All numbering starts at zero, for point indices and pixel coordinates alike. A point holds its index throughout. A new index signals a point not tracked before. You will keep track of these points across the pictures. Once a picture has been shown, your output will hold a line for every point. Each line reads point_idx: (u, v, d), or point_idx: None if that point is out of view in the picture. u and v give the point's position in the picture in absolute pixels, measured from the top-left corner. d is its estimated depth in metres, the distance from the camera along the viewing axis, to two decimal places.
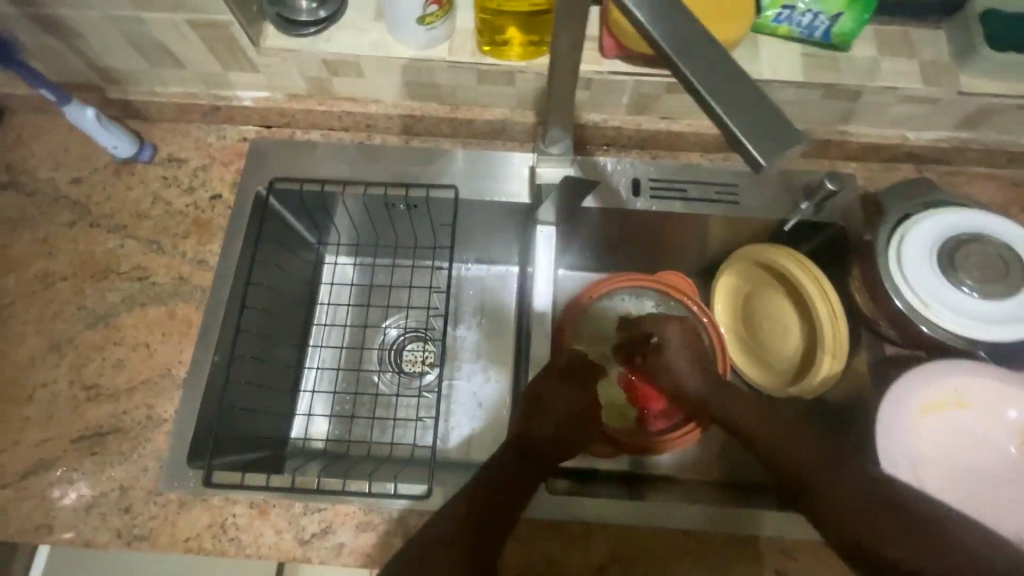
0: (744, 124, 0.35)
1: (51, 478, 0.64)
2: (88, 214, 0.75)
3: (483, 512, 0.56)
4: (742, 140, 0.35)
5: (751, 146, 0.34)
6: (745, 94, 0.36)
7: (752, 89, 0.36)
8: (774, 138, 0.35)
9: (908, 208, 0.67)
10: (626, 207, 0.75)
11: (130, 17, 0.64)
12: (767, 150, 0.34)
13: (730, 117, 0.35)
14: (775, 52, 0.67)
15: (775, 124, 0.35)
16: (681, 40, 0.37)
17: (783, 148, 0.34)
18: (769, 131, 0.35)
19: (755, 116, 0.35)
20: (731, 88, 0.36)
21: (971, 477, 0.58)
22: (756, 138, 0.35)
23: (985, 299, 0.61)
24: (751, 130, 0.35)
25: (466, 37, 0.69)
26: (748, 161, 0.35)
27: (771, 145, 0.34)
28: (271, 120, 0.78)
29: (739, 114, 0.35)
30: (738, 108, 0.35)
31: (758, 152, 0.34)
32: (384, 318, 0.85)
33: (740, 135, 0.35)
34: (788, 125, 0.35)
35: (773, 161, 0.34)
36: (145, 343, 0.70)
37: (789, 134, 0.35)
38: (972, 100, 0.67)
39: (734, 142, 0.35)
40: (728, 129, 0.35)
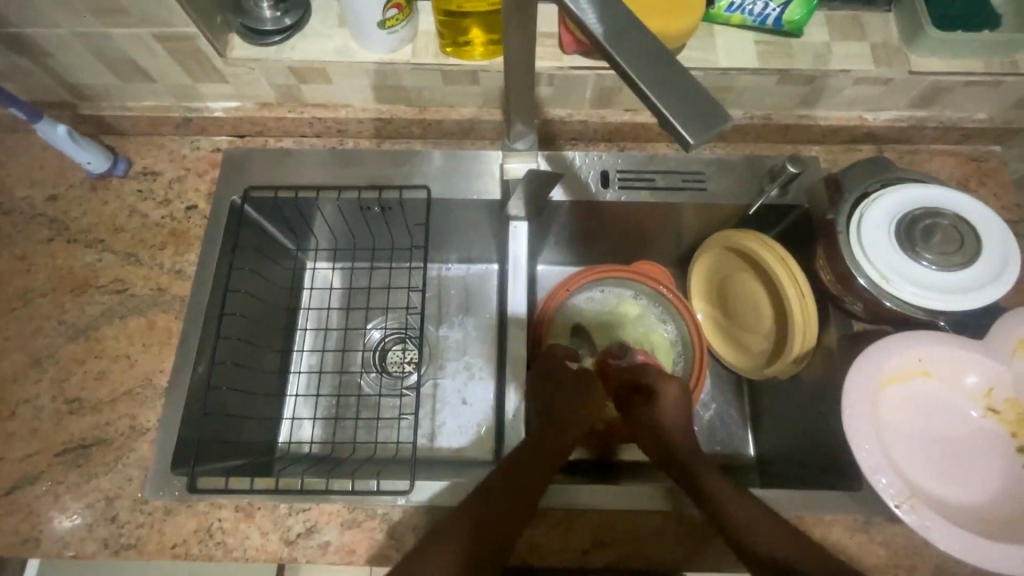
0: (674, 107, 0.36)
1: (37, 491, 0.65)
2: (65, 230, 0.76)
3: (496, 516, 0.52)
4: (672, 122, 0.36)
5: (682, 128, 0.36)
6: (675, 79, 0.37)
7: (682, 74, 0.38)
8: (702, 120, 0.36)
9: (867, 187, 0.68)
10: (596, 199, 0.76)
11: (97, 33, 0.65)
12: (695, 130, 0.36)
13: (661, 101, 0.37)
14: (730, 41, 0.69)
15: (704, 105, 0.36)
16: (616, 32, 0.39)
17: (711, 128, 0.36)
18: (699, 112, 0.36)
19: (686, 100, 0.37)
20: (663, 74, 0.38)
21: (938, 444, 0.59)
22: (686, 119, 0.36)
23: (944, 271, 0.62)
24: (681, 113, 0.36)
25: (429, 39, 0.71)
26: (679, 141, 0.37)
27: (700, 126, 0.36)
28: (244, 130, 0.79)
29: (670, 99, 0.37)
30: (668, 93, 0.37)
31: (687, 132, 0.36)
32: (366, 320, 0.86)
33: (671, 117, 0.36)
34: (717, 107, 0.36)
35: (703, 140, 0.36)
36: (126, 354, 0.71)
37: (718, 115, 0.36)
38: (923, 79, 0.69)
39: (666, 125, 0.37)
40: (660, 112, 0.37)
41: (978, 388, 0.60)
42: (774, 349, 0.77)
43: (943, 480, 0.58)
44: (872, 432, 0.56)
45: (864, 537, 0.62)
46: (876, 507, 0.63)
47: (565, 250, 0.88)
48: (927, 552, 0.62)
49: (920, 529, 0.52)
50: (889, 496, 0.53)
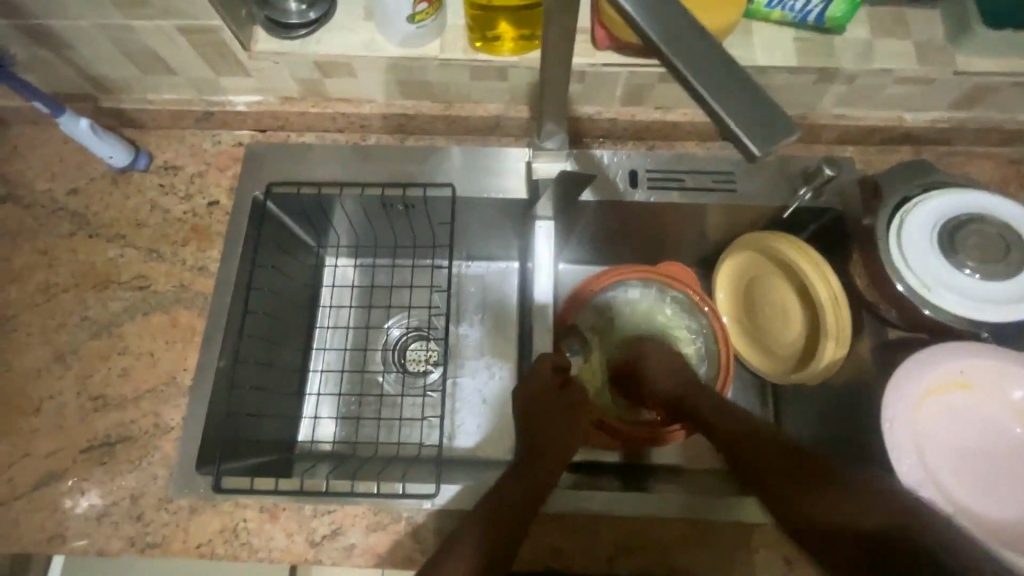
0: (738, 116, 0.35)
1: (62, 488, 0.65)
2: (87, 224, 0.75)
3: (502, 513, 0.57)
4: (736, 132, 0.35)
5: (747, 138, 0.35)
6: (737, 85, 0.36)
7: (743, 80, 0.36)
8: (767, 130, 0.35)
9: (907, 191, 0.66)
10: (624, 199, 0.75)
11: (119, 25, 0.64)
12: (761, 141, 0.35)
13: (723, 110, 0.36)
14: (769, 38, 0.67)
15: (769, 114, 0.35)
16: (671, 33, 0.37)
17: (776, 138, 0.35)
18: (764, 123, 0.35)
19: (749, 108, 0.35)
20: (724, 79, 0.36)
21: (981, 459, 0.58)
22: (751, 130, 0.35)
23: (984, 281, 0.61)
24: (746, 123, 0.35)
25: (457, 33, 0.69)
26: (743, 152, 0.36)
27: (766, 136, 0.35)
28: (266, 124, 0.78)
29: (733, 107, 0.36)
30: (730, 100, 0.36)
31: (752, 143, 0.35)
32: (386, 318, 0.85)
33: (735, 127, 0.35)
34: (781, 115, 0.35)
35: (769, 150, 0.35)
36: (149, 351, 0.70)
37: (783, 125, 0.35)
38: (969, 79, 0.67)
39: (729, 135, 0.36)
40: (722, 121, 0.36)
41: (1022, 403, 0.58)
42: (803, 355, 0.76)
43: (985, 496, 0.56)
44: (908, 447, 0.55)
45: None
46: None
47: (587, 251, 0.86)
48: None
49: None
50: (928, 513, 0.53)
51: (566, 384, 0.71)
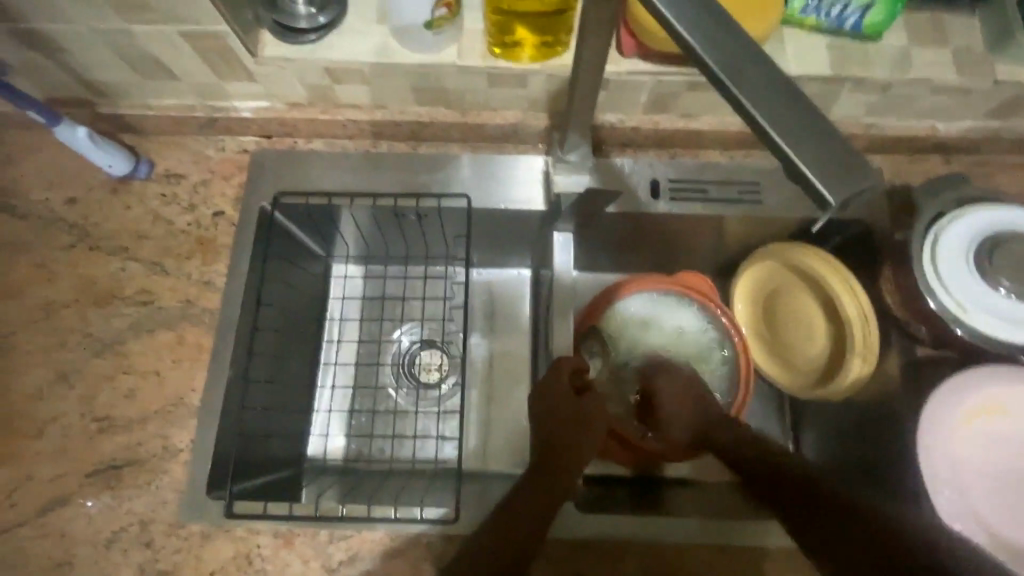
0: (810, 157, 0.33)
1: (68, 514, 0.63)
2: (87, 237, 0.72)
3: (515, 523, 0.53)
4: (808, 176, 0.33)
5: (820, 183, 0.33)
6: (811, 126, 0.34)
7: (816, 117, 0.34)
8: (842, 174, 0.33)
9: (942, 205, 0.64)
10: (647, 210, 0.72)
11: (118, 29, 0.60)
12: (838, 187, 0.33)
13: (793, 150, 0.33)
14: (803, 45, 0.64)
15: (846, 159, 0.33)
16: (733, 63, 0.35)
17: (853, 184, 0.33)
18: (838, 166, 0.33)
19: (820, 147, 0.33)
20: (794, 117, 0.34)
21: (1020, 485, 0.56)
22: (824, 173, 0.33)
23: (1023, 302, 0.59)
24: (820, 165, 0.33)
25: (476, 38, 0.66)
26: (814, 197, 0.33)
27: (841, 182, 0.33)
28: (272, 130, 0.75)
29: (803, 145, 0.33)
30: (802, 143, 0.33)
31: (824, 187, 0.33)
32: (396, 329, 0.82)
33: (807, 171, 0.33)
34: (858, 161, 0.33)
35: (844, 197, 0.33)
36: (155, 370, 0.68)
37: (860, 168, 0.33)
38: (1008, 89, 0.64)
39: (798, 176, 0.34)
40: (792, 164, 0.33)
41: None
42: (825, 370, 0.75)
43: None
44: (943, 477, 0.54)
45: None
46: None
47: (605, 260, 0.83)
48: None
49: None
50: (964, 544, 0.52)
51: (582, 392, 0.66)
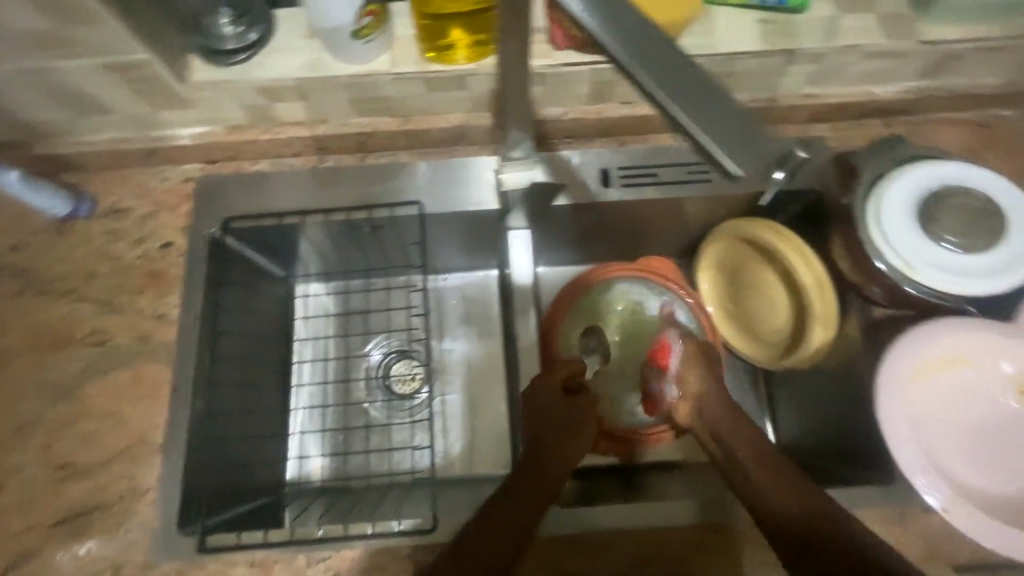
0: (715, 135, 0.34)
1: (37, 568, 0.61)
2: (33, 282, 0.70)
3: (502, 521, 0.53)
4: (716, 153, 0.34)
5: (726, 157, 0.34)
6: (713, 101, 0.34)
7: (721, 96, 0.35)
8: (747, 146, 0.34)
9: (883, 167, 0.65)
10: (599, 200, 0.72)
11: (39, 67, 0.59)
12: (744, 161, 0.34)
13: (699, 130, 0.34)
14: (731, 23, 0.65)
15: (749, 131, 0.34)
16: (638, 51, 0.35)
17: (758, 154, 0.34)
18: (742, 138, 0.34)
19: (725, 125, 0.34)
20: (701, 98, 0.34)
21: (979, 435, 0.57)
22: (729, 147, 0.34)
23: (968, 253, 0.60)
24: (724, 140, 0.34)
25: (407, 44, 0.66)
26: (723, 171, 0.35)
27: (747, 154, 0.34)
28: (215, 155, 0.74)
29: (709, 125, 0.34)
30: (709, 120, 0.34)
31: (731, 161, 0.34)
32: (365, 343, 0.81)
33: (715, 147, 0.34)
34: (762, 132, 0.35)
35: (749, 168, 0.34)
36: (115, 410, 0.66)
37: (763, 138, 0.35)
38: (934, 49, 0.66)
39: (706, 154, 0.35)
40: (700, 142, 0.34)
41: (1015, 376, 0.58)
42: (791, 340, 0.76)
43: (986, 474, 0.56)
44: (905, 432, 0.54)
45: (901, 529, 0.62)
46: (910, 498, 0.62)
47: (567, 252, 0.84)
48: (964, 540, 0.62)
49: (966, 530, 0.50)
50: (931, 499, 0.52)
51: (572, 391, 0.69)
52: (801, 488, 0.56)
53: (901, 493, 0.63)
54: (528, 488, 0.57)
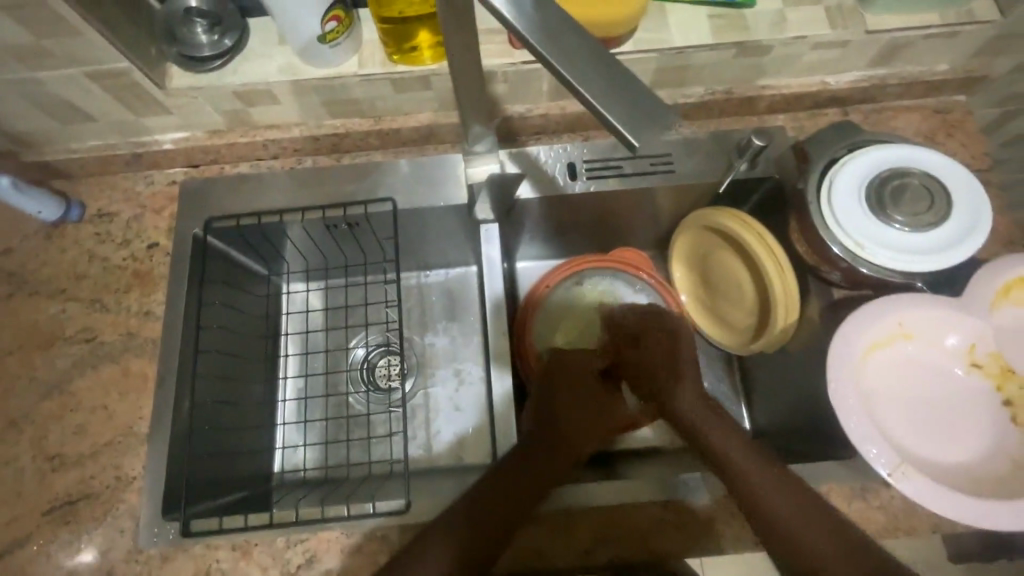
0: (617, 111, 0.37)
1: (28, 554, 0.64)
2: (25, 283, 0.74)
3: (482, 521, 0.57)
4: (618, 127, 0.36)
5: (627, 131, 0.36)
6: (616, 82, 0.37)
7: (623, 77, 0.38)
8: (648, 122, 0.36)
9: (835, 152, 0.68)
10: (566, 193, 0.75)
11: (26, 78, 0.63)
12: (642, 134, 0.36)
13: (602, 108, 0.37)
14: (682, 19, 0.68)
15: (648, 107, 0.37)
16: (549, 37, 0.38)
17: (656, 128, 0.36)
18: (642, 115, 0.36)
19: (626, 103, 0.37)
20: (604, 80, 0.37)
21: (925, 407, 0.59)
22: (631, 123, 0.36)
23: (917, 232, 0.62)
24: (625, 116, 0.36)
25: (375, 48, 0.69)
26: (626, 144, 0.37)
27: (646, 129, 0.36)
28: (197, 159, 0.77)
29: (611, 102, 0.37)
30: (612, 100, 0.37)
31: (632, 134, 0.36)
32: (348, 339, 0.84)
33: (614, 121, 0.36)
34: (663, 110, 0.37)
35: (647, 142, 0.36)
36: (103, 404, 0.69)
37: (662, 115, 0.37)
38: (880, 38, 0.69)
39: (611, 129, 0.37)
40: (603, 117, 0.37)
41: (961, 347, 0.60)
42: (760, 325, 0.77)
43: (930, 441, 0.58)
44: (855, 404, 0.56)
45: (863, 504, 0.63)
46: (870, 472, 0.64)
47: (542, 245, 0.86)
48: (924, 513, 0.63)
49: (913, 495, 0.52)
50: (879, 466, 0.53)
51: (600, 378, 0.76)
52: (851, 546, 0.52)
53: (862, 468, 0.64)
54: (518, 483, 0.61)
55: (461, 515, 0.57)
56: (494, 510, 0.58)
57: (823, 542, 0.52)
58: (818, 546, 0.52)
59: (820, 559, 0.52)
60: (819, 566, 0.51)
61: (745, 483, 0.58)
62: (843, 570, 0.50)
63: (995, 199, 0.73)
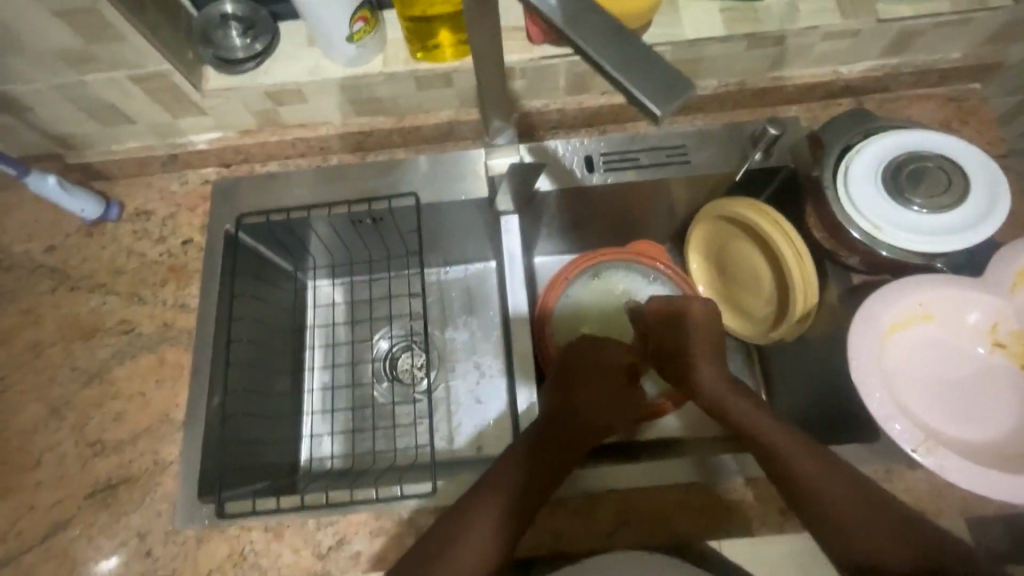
0: (640, 83, 0.38)
1: (70, 536, 0.66)
2: (67, 278, 0.77)
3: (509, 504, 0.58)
4: (640, 98, 0.37)
5: (648, 101, 0.37)
6: (638, 56, 0.39)
7: (647, 52, 0.39)
8: (668, 91, 0.37)
9: (850, 138, 0.69)
10: (584, 184, 0.76)
11: (73, 81, 0.67)
12: (663, 103, 0.37)
13: (626, 81, 0.38)
14: (695, 12, 0.71)
15: (668, 78, 0.37)
16: (573, 18, 0.40)
17: (677, 97, 0.37)
18: (663, 85, 0.37)
19: (649, 76, 0.38)
20: (628, 56, 0.39)
21: (946, 385, 0.60)
22: (652, 93, 0.37)
23: (935, 213, 0.62)
24: (647, 87, 0.37)
25: (398, 46, 0.72)
26: (648, 116, 0.38)
27: (667, 97, 0.37)
28: (228, 159, 0.80)
29: (633, 75, 0.38)
30: (635, 74, 0.38)
31: (654, 105, 0.37)
32: (372, 332, 0.86)
33: (639, 94, 0.37)
34: (682, 80, 0.37)
35: (668, 110, 0.37)
36: (141, 392, 0.72)
37: (681, 84, 0.37)
38: (891, 26, 0.70)
39: (634, 101, 0.38)
40: (627, 91, 0.38)
41: (982, 326, 0.60)
42: (777, 314, 0.77)
43: (952, 419, 0.58)
44: (878, 382, 0.56)
45: (888, 486, 0.63)
46: (893, 455, 0.64)
47: (560, 239, 0.88)
48: (950, 495, 0.63)
49: (938, 470, 0.52)
50: (902, 442, 0.54)
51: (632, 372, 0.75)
52: (884, 516, 0.53)
53: (886, 450, 0.65)
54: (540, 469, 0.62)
55: (486, 497, 0.58)
56: (518, 497, 0.59)
57: (854, 513, 0.53)
58: (848, 517, 0.53)
59: (860, 544, 0.52)
60: (852, 537, 0.52)
61: (774, 458, 0.58)
62: (875, 540, 0.52)
63: (1013, 183, 0.74)
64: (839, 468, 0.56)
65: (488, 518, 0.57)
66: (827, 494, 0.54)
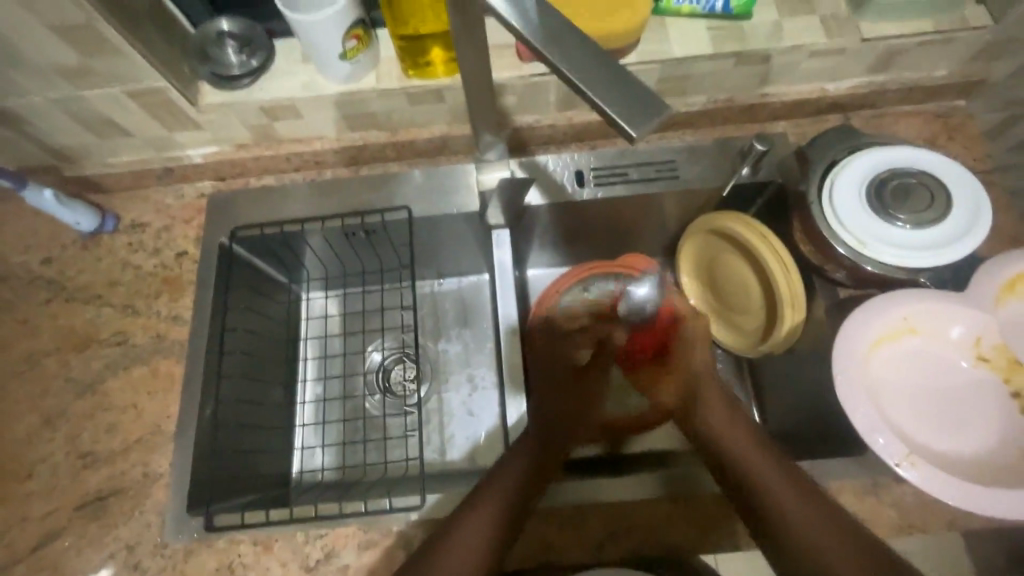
0: (616, 103, 0.38)
1: (59, 548, 0.66)
2: (63, 290, 0.78)
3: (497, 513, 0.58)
4: (615, 118, 0.38)
5: (624, 122, 0.38)
6: (614, 77, 0.40)
7: (624, 74, 0.40)
8: (643, 112, 0.38)
9: (835, 154, 0.70)
10: (574, 199, 0.77)
11: (72, 96, 0.68)
12: (638, 123, 0.38)
13: (603, 101, 0.39)
14: (682, 31, 0.72)
15: (644, 99, 0.38)
16: (552, 41, 0.41)
17: (652, 118, 0.38)
18: (639, 106, 0.38)
19: (625, 97, 0.39)
20: (605, 77, 0.40)
21: (930, 398, 0.60)
22: (627, 114, 0.38)
23: (918, 229, 0.63)
24: (623, 108, 0.38)
25: (391, 63, 0.74)
26: (624, 135, 0.38)
27: (643, 118, 0.38)
28: (224, 172, 0.81)
29: (610, 96, 0.39)
30: (612, 94, 0.39)
31: (629, 125, 0.38)
32: (365, 344, 0.87)
33: (615, 115, 0.38)
34: (657, 101, 0.38)
35: (643, 130, 0.38)
36: (133, 403, 0.72)
37: (656, 105, 0.38)
38: (876, 45, 0.71)
39: (610, 121, 0.39)
40: (603, 110, 0.39)
41: (966, 339, 0.61)
42: (767, 326, 0.78)
43: (937, 433, 0.59)
44: (863, 396, 0.57)
45: (875, 500, 0.63)
46: (881, 468, 0.64)
47: (552, 252, 0.88)
48: (938, 509, 0.63)
49: (922, 484, 0.53)
50: (886, 455, 0.54)
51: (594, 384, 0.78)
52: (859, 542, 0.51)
53: (874, 465, 0.65)
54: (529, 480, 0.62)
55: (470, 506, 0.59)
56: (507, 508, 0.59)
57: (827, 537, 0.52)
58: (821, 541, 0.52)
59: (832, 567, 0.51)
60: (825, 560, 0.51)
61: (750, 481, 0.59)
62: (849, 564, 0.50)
63: (999, 199, 0.75)
64: (815, 492, 0.56)
65: (482, 527, 0.57)
66: (798, 514, 0.55)
